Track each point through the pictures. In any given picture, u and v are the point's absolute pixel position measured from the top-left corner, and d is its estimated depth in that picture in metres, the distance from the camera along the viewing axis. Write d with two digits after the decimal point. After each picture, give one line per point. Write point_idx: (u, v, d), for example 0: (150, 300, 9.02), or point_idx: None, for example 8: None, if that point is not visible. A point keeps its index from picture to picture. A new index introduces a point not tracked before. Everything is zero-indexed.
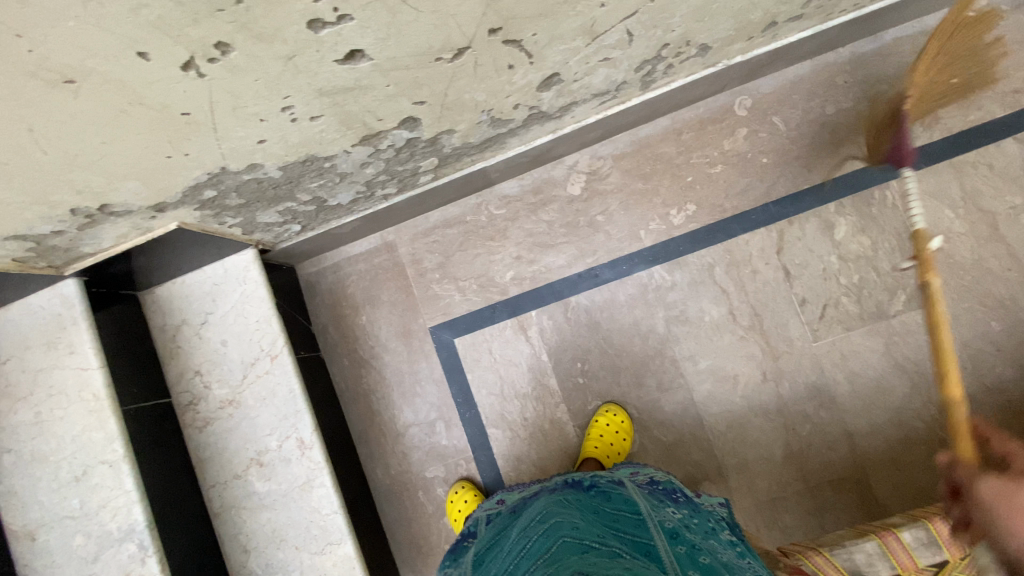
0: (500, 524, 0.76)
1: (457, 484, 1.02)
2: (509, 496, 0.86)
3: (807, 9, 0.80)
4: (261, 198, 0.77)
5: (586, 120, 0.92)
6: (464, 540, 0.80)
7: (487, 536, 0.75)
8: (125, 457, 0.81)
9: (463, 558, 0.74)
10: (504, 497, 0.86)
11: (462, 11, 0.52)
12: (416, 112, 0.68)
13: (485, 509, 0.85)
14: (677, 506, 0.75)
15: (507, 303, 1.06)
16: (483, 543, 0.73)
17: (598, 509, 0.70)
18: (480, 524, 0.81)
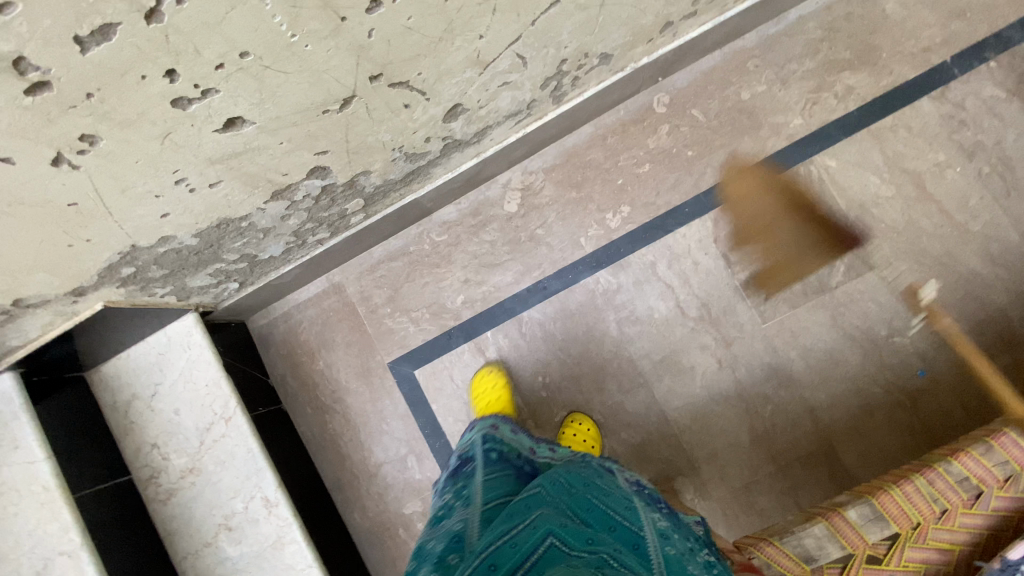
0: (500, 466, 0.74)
1: (488, 365, 1.03)
2: (505, 430, 0.84)
3: (698, 5, 0.81)
4: (185, 264, 0.77)
5: (507, 140, 0.92)
6: (463, 465, 0.77)
7: (492, 487, 0.68)
8: (84, 545, 0.79)
9: (470, 495, 0.67)
10: (497, 430, 0.83)
11: (334, 65, 0.52)
12: (322, 162, 0.69)
13: (478, 432, 0.85)
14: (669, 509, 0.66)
15: (462, 327, 1.05)
16: (489, 493, 0.66)
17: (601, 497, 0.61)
18: (479, 450, 0.79)
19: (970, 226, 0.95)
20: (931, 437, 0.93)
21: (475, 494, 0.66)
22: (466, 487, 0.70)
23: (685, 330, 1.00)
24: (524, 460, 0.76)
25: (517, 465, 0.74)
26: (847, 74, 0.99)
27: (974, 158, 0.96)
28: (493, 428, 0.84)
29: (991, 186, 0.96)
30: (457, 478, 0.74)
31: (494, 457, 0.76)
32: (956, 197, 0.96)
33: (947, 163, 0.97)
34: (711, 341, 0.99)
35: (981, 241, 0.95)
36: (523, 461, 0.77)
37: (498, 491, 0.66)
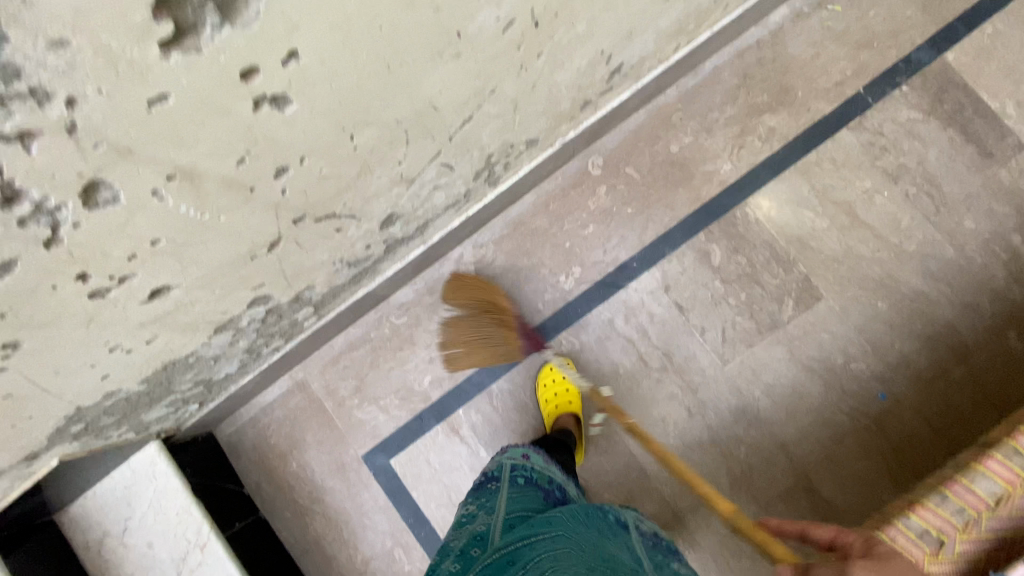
0: (529, 484, 0.73)
1: (560, 361, 1.02)
2: (537, 457, 0.81)
3: (613, 81, 0.84)
4: (137, 405, 0.76)
5: (450, 224, 0.94)
6: (488, 482, 0.74)
7: (517, 500, 0.69)
8: None
9: (495, 506, 0.68)
10: (530, 454, 0.81)
11: (253, 224, 0.53)
12: (262, 292, 0.69)
13: (510, 455, 0.81)
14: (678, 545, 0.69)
15: (433, 408, 1.04)
16: (514, 506, 0.67)
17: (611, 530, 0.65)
18: (508, 472, 0.75)
19: (905, 247, 0.99)
20: (901, 457, 0.96)
21: (500, 505, 0.68)
22: (491, 501, 0.69)
23: (651, 382, 1.02)
24: (554, 486, 0.75)
25: (546, 489, 0.74)
26: (768, 115, 1.03)
27: (900, 181, 1.00)
28: (525, 454, 0.81)
29: (920, 205, 0.99)
30: (480, 493, 0.72)
31: (522, 478, 0.75)
32: (889, 221, 0.99)
33: (875, 189, 1.00)
34: (677, 390, 1.01)
35: (919, 260, 0.98)
36: (553, 486, 0.76)
37: (522, 505, 0.68)
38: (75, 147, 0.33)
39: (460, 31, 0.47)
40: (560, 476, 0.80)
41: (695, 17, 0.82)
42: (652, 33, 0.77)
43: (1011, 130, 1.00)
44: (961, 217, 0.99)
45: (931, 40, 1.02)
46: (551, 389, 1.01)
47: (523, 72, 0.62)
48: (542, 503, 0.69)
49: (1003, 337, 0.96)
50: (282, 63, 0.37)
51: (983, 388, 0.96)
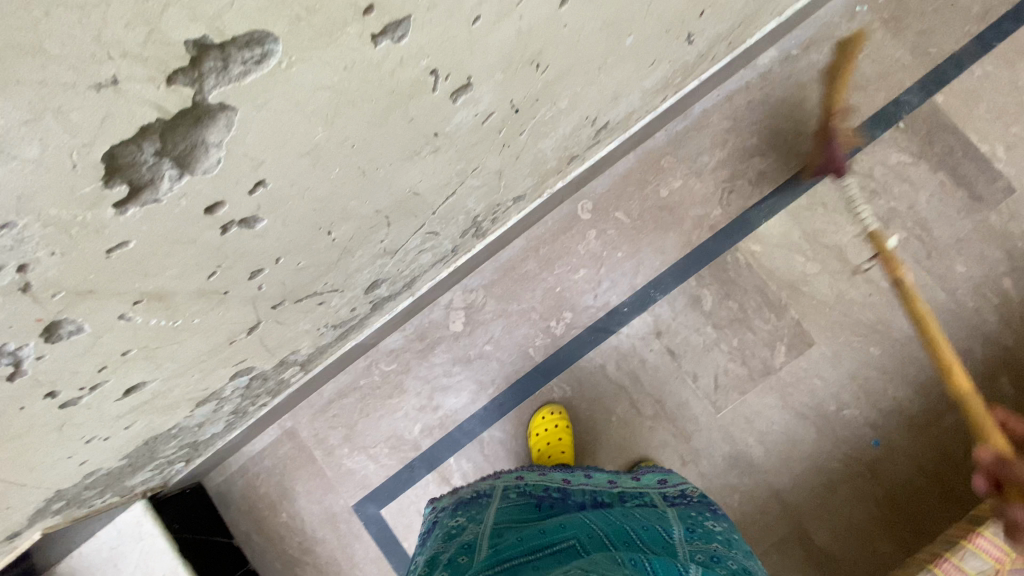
0: (524, 496, 0.70)
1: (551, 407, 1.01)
2: (530, 474, 0.78)
3: (601, 136, 0.83)
4: (119, 475, 0.75)
5: (439, 275, 0.93)
6: (480, 497, 0.71)
7: (508, 510, 0.66)
8: None
9: (483, 518, 0.65)
10: (524, 473, 0.78)
11: (230, 318, 0.52)
12: (244, 366, 0.68)
13: (505, 478, 0.76)
14: (716, 518, 0.68)
15: (423, 458, 1.03)
16: (503, 516, 0.65)
17: (621, 523, 0.63)
18: (500, 492, 0.72)
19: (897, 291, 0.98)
20: (896, 505, 0.95)
21: (488, 517, 0.65)
22: (482, 514, 0.66)
23: (644, 429, 1.00)
24: (549, 491, 0.72)
25: (541, 496, 0.71)
26: (757, 159, 1.02)
27: (891, 225, 0.99)
28: (519, 475, 0.77)
29: (911, 250, 0.99)
30: (472, 506, 0.69)
31: (515, 491, 0.72)
32: (880, 265, 0.99)
33: (866, 233, 0.99)
34: (670, 438, 1.00)
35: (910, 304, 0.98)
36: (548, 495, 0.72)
37: (514, 515, 0.65)
38: (32, 301, 0.32)
39: (437, 132, 0.46)
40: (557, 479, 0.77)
41: (683, 70, 0.81)
42: (639, 90, 0.76)
43: (1000, 173, 1.00)
44: (952, 261, 0.98)
45: (920, 83, 1.02)
46: (543, 436, 0.97)
47: (505, 148, 0.61)
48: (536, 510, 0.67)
49: (995, 382, 0.96)
50: (248, 193, 0.36)
51: None
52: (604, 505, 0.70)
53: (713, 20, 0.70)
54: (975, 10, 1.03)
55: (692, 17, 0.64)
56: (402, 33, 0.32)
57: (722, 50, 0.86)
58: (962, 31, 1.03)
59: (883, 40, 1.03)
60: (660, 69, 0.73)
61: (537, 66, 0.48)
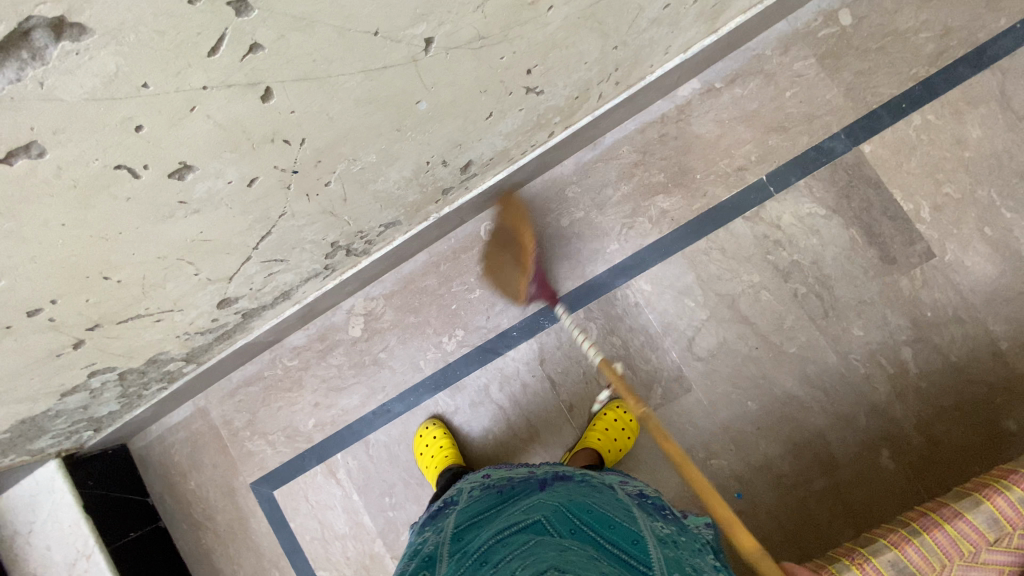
0: (485, 497, 0.80)
1: (428, 421, 1.07)
2: (496, 472, 0.90)
3: (474, 170, 0.84)
4: (15, 441, 0.86)
5: (326, 286, 0.98)
6: (446, 507, 0.83)
7: (469, 512, 0.78)
8: None
9: (445, 526, 0.77)
10: (489, 473, 0.89)
11: (41, 343, 0.60)
12: (99, 367, 0.76)
13: (470, 481, 0.89)
14: (668, 518, 0.79)
15: (315, 449, 1.11)
16: (467, 517, 0.76)
17: (587, 502, 0.74)
18: (465, 495, 0.84)
19: (785, 348, 0.96)
20: (751, 559, 0.95)
21: (450, 525, 0.76)
22: (443, 523, 0.78)
23: (518, 449, 1.04)
24: (512, 481, 0.84)
25: (505, 485, 0.83)
26: (662, 196, 0.99)
27: (790, 279, 0.96)
28: (486, 474, 0.90)
29: (808, 307, 0.95)
30: (437, 519, 0.81)
31: (480, 491, 0.83)
32: (772, 319, 0.96)
33: (762, 285, 0.97)
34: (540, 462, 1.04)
35: (797, 363, 0.95)
36: (511, 484, 0.83)
37: (472, 516, 0.76)
38: None
39: (184, 201, 0.50)
40: (520, 471, 0.88)
41: (556, 112, 0.80)
42: (496, 135, 0.76)
43: (920, 235, 0.93)
44: (850, 323, 0.94)
45: (849, 129, 0.96)
46: (421, 451, 1.03)
47: (315, 197, 0.63)
48: (493, 506, 0.77)
49: (876, 453, 0.93)
50: None
51: (845, 502, 0.93)
52: (564, 481, 0.81)
53: (559, 72, 0.68)
54: (926, 51, 0.95)
55: (517, 75, 0.63)
56: (37, 151, 0.36)
57: (610, 88, 0.84)
58: (907, 74, 0.95)
59: (816, 78, 0.97)
60: (509, 116, 0.72)
61: (285, 140, 0.50)
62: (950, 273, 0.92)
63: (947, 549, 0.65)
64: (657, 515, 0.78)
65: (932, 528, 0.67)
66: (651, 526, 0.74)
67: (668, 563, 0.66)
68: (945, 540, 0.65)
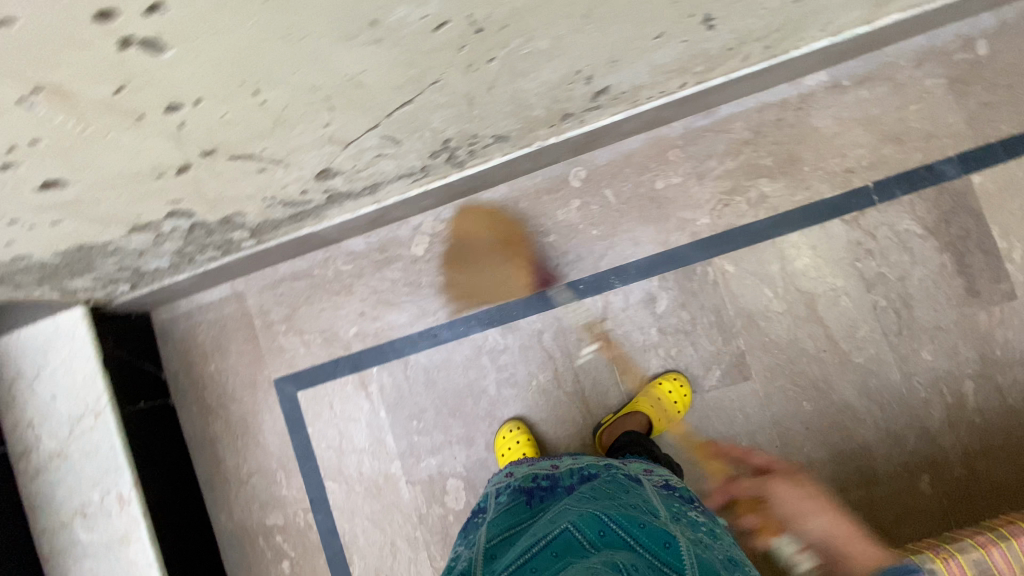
0: (512, 504, 0.78)
1: (510, 423, 1.03)
2: (520, 467, 0.88)
3: (602, 101, 0.81)
4: (57, 272, 0.80)
5: (409, 192, 0.94)
6: (476, 513, 0.82)
7: (499, 523, 0.75)
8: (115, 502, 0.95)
9: (477, 539, 0.75)
10: (513, 468, 0.88)
11: (152, 146, 0.54)
12: (181, 208, 0.71)
13: (495, 480, 0.88)
14: (697, 510, 0.78)
15: (350, 358, 1.08)
16: (498, 529, 0.74)
17: (617, 503, 0.72)
18: (494, 501, 0.82)
19: (852, 356, 0.95)
20: (770, 555, 0.95)
21: (483, 538, 0.73)
22: (476, 533, 0.76)
23: (558, 401, 1.03)
24: (540, 484, 0.81)
25: (531, 491, 0.80)
26: (764, 180, 0.98)
27: (873, 290, 0.95)
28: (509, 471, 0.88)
29: (883, 321, 0.95)
30: (468, 529, 0.80)
31: (507, 496, 0.81)
32: (844, 326, 0.95)
33: (843, 290, 0.96)
34: (579, 418, 1.02)
35: (860, 374, 0.95)
36: (539, 488, 0.81)
37: (506, 527, 0.73)
38: None
39: (375, 21, 0.46)
40: (544, 466, 0.87)
41: (703, 60, 0.77)
42: (644, 65, 0.72)
43: (1008, 275, 0.93)
44: (920, 346, 0.94)
45: (964, 155, 0.95)
46: (503, 453, 0.99)
47: (473, 71, 0.59)
48: (525, 515, 0.75)
49: (915, 477, 0.94)
50: (144, 14, 0.37)
51: (874, 518, 0.94)
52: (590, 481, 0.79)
53: (742, 9, 0.65)
54: None
55: None
56: None
57: (758, 51, 0.81)
58: None
59: (944, 98, 0.95)
60: (669, 46, 0.69)
61: None
62: None
63: (999, 564, 0.77)
64: (687, 509, 0.77)
65: (988, 545, 0.79)
66: (683, 523, 0.72)
67: (704, 564, 0.64)
68: (999, 556, 0.77)
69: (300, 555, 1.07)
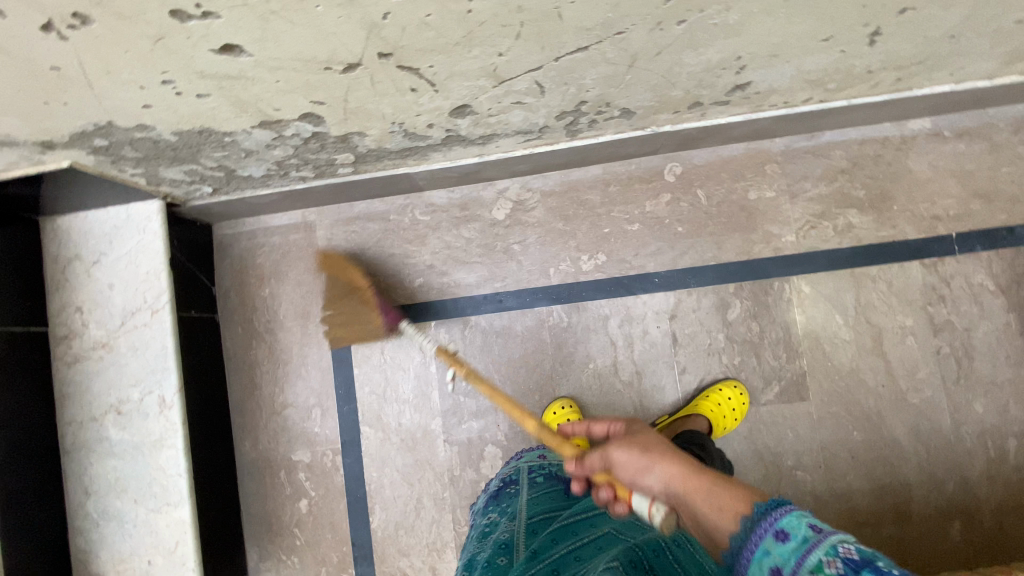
0: (546, 487, 0.78)
1: (562, 400, 1.02)
2: (552, 454, 0.88)
3: (733, 97, 0.82)
4: (160, 155, 0.78)
5: (513, 152, 0.94)
6: (507, 485, 0.81)
7: (535, 501, 0.74)
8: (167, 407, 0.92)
9: (516, 511, 0.73)
10: (545, 453, 0.88)
11: (344, 32, 0.53)
12: (315, 112, 0.69)
13: (527, 459, 0.87)
14: None
15: (410, 308, 1.06)
16: (534, 506, 0.73)
17: None
18: (527, 475, 0.81)
19: (908, 396, 0.97)
20: None
21: (522, 511, 0.72)
22: (512, 505, 0.75)
23: (612, 388, 1.03)
24: None
25: (567, 482, 0.80)
26: (853, 211, 1.00)
27: (939, 335, 0.97)
28: (542, 456, 0.87)
29: (944, 367, 0.97)
30: (501, 498, 0.78)
31: (541, 476, 0.81)
32: (907, 365, 0.97)
33: (911, 330, 0.98)
34: (630, 409, 1.02)
35: (913, 414, 0.97)
36: (572, 480, 0.81)
37: (544, 506, 0.72)
38: None
39: None
40: None
41: (841, 77, 0.80)
42: (794, 66, 0.74)
43: None
44: (975, 398, 0.96)
45: None
46: (551, 428, 0.97)
47: (657, 31, 0.60)
48: (559, 501, 0.75)
49: (949, 523, 0.95)
50: None
51: (902, 555, 0.95)
52: None
53: (906, 30, 0.68)
54: None
55: (890, 11, 0.62)
56: None
57: (888, 80, 0.83)
58: None
59: None
60: (827, 52, 0.71)
61: None
62: None
63: None
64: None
65: None
66: None
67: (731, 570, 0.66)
68: None
69: (320, 497, 1.04)
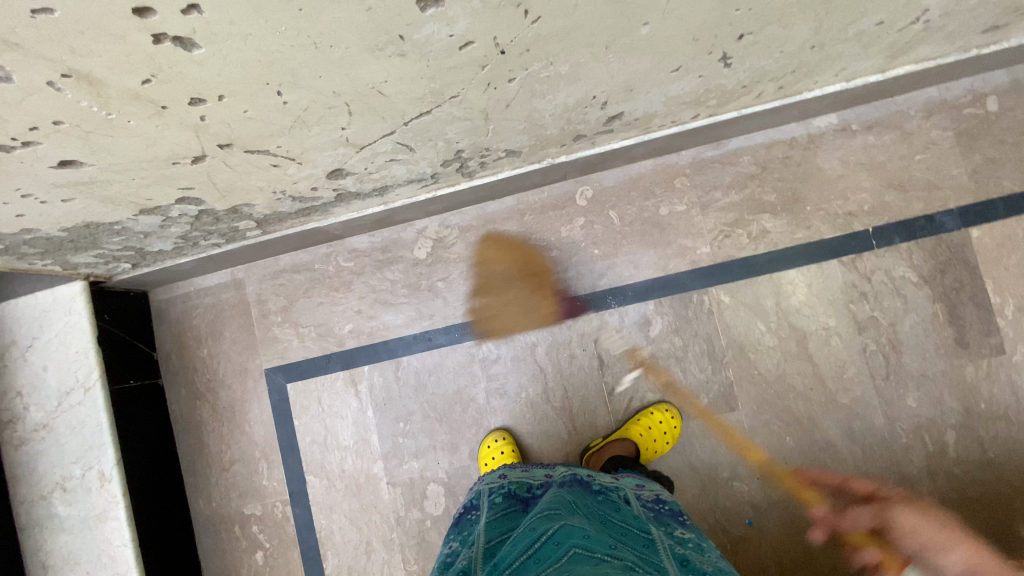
0: (505, 507, 0.75)
1: (496, 433, 1.03)
2: (513, 471, 0.85)
3: (614, 125, 0.82)
4: (61, 247, 0.81)
5: (417, 197, 0.95)
6: (469, 510, 0.78)
7: (494, 526, 0.72)
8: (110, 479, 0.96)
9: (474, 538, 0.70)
10: (506, 470, 0.85)
11: (170, 135, 0.54)
12: (191, 195, 0.71)
13: (488, 479, 0.84)
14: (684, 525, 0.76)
15: (342, 354, 1.08)
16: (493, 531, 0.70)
17: (611, 521, 0.69)
18: (487, 499, 0.78)
19: (838, 397, 0.97)
20: None
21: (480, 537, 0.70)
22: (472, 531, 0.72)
23: (546, 414, 1.04)
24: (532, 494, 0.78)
25: (527, 501, 0.77)
26: (767, 216, 0.99)
27: (864, 332, 0.97)
28: (503, 473, 0.84)
29: (871, 364, 0.96)
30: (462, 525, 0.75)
31: (500, 497, 0.78)
32: (834, 366, 0.97)
33: (835, 330, 0.97)
34: (565, 433, 1.03)
35: (845, 414, 0.96)
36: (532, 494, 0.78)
37: (500, 529, 0.70)
38: None
39: (404, 36, 0.47)
40: (538, 474, 0.83)
41: (717, 95, 0.79)
42: (659, 94, 0.74)
43: (997, 329, 0.95)
44: (906, 392, 0.96)
45: (964, 209, 0.96)
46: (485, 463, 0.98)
47: (491, 90, 0.61)
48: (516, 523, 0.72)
49: None
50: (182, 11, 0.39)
51: (847, 557, 0.95)
52: (584, 490, 0.77)
53: (758, 50, 0.67)
54: None
55: (728, 38, 0.62)
56: None
57: (771, 90, 0.82)
58: None
59: (948, 151, 0.97)
60: (687, 78, 0.70)
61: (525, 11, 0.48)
62: (1014, 373, 0.94)
63: None
64: (676, 527, 0.74)
65: None
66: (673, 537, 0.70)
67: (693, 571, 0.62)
68: None
69: (275, 547, 1.07)
